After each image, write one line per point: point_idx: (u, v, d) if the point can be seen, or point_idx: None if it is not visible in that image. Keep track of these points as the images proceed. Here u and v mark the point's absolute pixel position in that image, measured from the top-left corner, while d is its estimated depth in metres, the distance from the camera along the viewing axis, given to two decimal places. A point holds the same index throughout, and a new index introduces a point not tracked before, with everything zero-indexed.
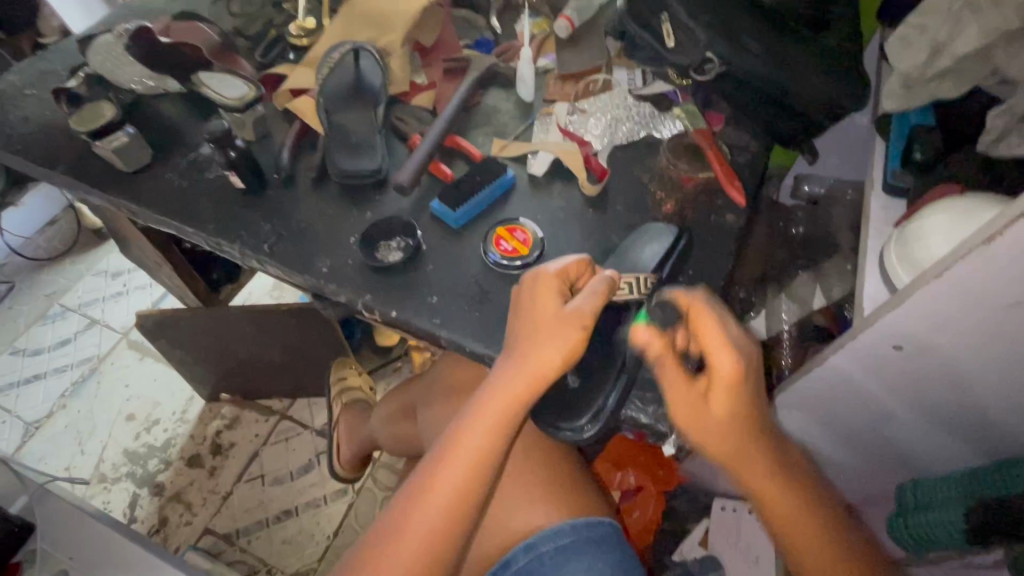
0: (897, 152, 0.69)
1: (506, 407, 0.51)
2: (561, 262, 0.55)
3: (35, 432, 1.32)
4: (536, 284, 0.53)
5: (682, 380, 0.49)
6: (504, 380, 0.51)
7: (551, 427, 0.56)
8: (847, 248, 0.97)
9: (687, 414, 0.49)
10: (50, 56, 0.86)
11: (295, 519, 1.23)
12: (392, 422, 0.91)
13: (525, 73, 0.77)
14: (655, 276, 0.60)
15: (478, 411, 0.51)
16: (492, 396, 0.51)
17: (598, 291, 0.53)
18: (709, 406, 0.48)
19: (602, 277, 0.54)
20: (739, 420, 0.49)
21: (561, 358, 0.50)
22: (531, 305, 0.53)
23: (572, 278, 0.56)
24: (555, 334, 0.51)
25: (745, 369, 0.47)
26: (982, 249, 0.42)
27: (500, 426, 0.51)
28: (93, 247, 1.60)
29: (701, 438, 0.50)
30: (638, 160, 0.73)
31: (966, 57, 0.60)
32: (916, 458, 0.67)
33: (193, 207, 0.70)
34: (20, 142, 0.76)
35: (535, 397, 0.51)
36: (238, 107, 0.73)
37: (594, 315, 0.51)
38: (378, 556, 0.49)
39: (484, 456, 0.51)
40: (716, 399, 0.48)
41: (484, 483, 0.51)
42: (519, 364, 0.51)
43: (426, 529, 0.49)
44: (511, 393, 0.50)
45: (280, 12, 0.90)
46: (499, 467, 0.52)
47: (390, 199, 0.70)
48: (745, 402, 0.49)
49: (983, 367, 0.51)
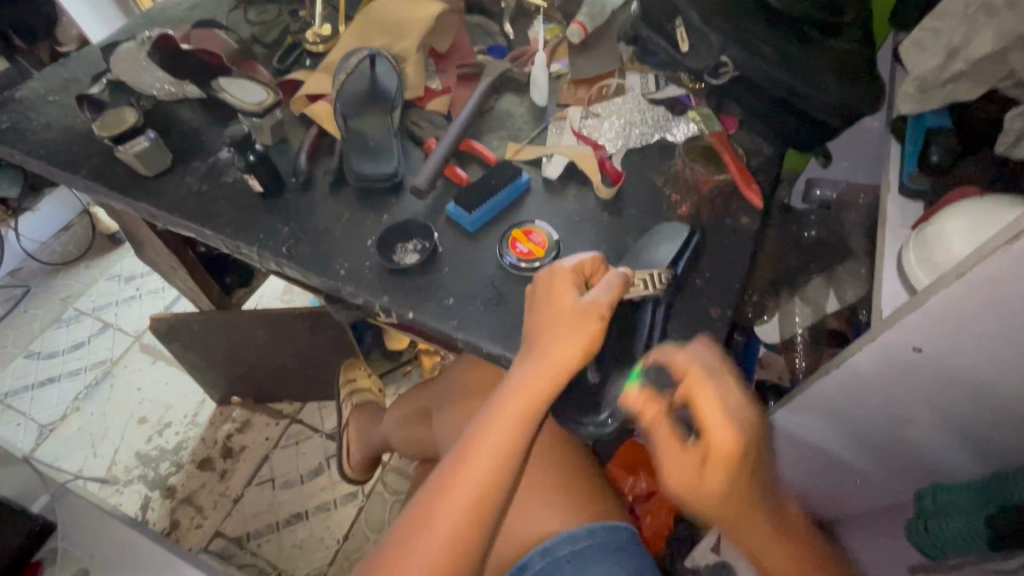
0: (914, 156, 0.68)
1: (529, 402, 0.51)
2: (577, 258, 0.56)
3: (48, 434, 1.34)
4: (554, 279, 0.54)
5: (674, 449, 0.47)
6: (525, 375, 0.51)
7: (571, 423, 0.56)
8: (861, 252, 0.97)
9: (682, 486, 0.47)
10: (72, 64, 0.88)
11: (306, 523, 1.23)
12: (406, 425, 0.91)
13: (539, 78, 0.78)
14: (672, 272, 0.61)
15: (500, 407, 0.52)
16: (514, 391, 0.51)
17: (615, 283, 0.53)
18: (703, 479, 0.46)
19: (618, 272, 0.55)
20: (735, 492, 0.46)
21: (581, 350, 0.51)
22: (550, 300, 0.54)
23: (588, 273, 0.56)
24: (575, 326, 0.51)
25: (741, 445, 0.44)
26: (1004, 250, 0.42)
27: (522, 421, 0.51)
28: (107, 251, 1.62)
29: (696, 503, 0.47)
30: (652, 163, 0.73)
31: (982, 60, 0.60)
32: (936, 462, 0.66)
33: (212, 211, 0.71)
34: (43, 147, 0.78)
35: (557, 391, 0.51)
36: (259, 112, 0.74)
37: (611, 305, 0.52)
38: (403, 553, 0.49)
39: (507, 452, 0.51)
40: (710, 473, 0.45)
41: (507, 477, 0.51)
42: (540, 356, 0.51)
43: (451, 526, 0.49)
44: (533, 387, 0.51)
45: (296, 19, 0.92)
46: (522, 463, 0.52)
47: (406, 202, 0.71)
48: (743, 476, 0.46)
49: (1004, 371, 0.51)
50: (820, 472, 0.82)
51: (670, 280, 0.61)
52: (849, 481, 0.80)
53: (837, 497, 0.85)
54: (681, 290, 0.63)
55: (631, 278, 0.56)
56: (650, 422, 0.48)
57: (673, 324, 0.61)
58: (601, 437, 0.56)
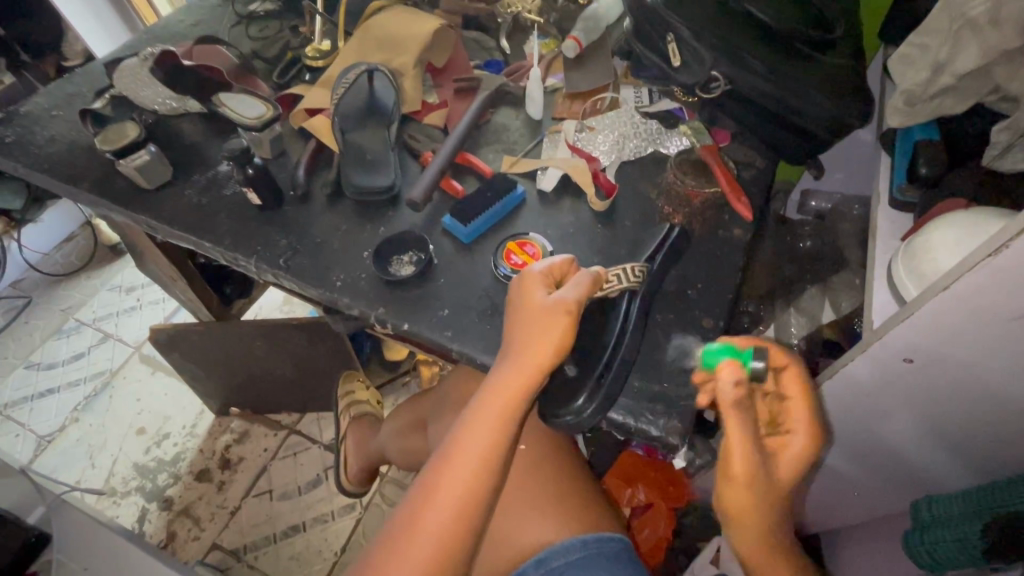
0: (903, 170, 0.69)
1: (507, 402, 0.51)
2: (546, 262, 0.57)
3: (47, 445, 1.34)
4: (523, 282, 0.55)
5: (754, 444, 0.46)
6: (502, 376, 0.52)
7: (549, 415, 0.56)
8: (855, 263, 0.97)
9: (753, 481, 0.46)
10: (76, 79, 0.89)
11: (303, 535, 1.22)
12: (402, 435, 0.91)
13: (535, 93, 0.79)
14: (646, 267, 0.62)
15: (479, 408, 0.52)
16: (491, 392, 0.52)
17: (582, 283, 0.55)
18: (778, 472, 0.48)
19: (587, 271, 0.56)
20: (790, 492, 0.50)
21: (553, 348, 0.52)
22: (520, 302, 0.55)
23: (558, 275, 0.57)
24: (544, 324, 0.52)
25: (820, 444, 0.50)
26: (989, 261, 0.42)
27: (502, 422, 0.52)
28: (108, 262, 1.64)
29: (756, 503, 0.47)
30: (645, 175, 0.74)
31: (968, 74, 0.60)
32: (929, 472, 0.67)
33: (212, 223, 0.72)
34: (46, 160, 0.79)
35: (533, 390, 0.52)
36: (256, 126, 0.75)
37: (578, 302, 0.53)
38: (389, 559, 0.49)
39: (489, 452, 0.51)
40: (790, 464, 0.49)
41: (490, 477, 0.51)
42: (514, 357, 0.52)
43: (436, 528, 0.49)
44: (510, 388, 0.51)
45: (297, 35, 0.94)
46: (504, 463, 0.52)
47: (402, 215, 0.72)
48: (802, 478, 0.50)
49: (994, 380, 0.51)
50: (816, 485, 0.82)
51: (643, 274, 0.62)
52: (844, 491, 0.80)
53: (834, 507, 0.85)
54: (673, 299, 0.64)
55: (603, 277, 0.57)
56: (741, 409, 0.45)
57: (664, 333, 0.62)
58: (580, 426, 0.55)
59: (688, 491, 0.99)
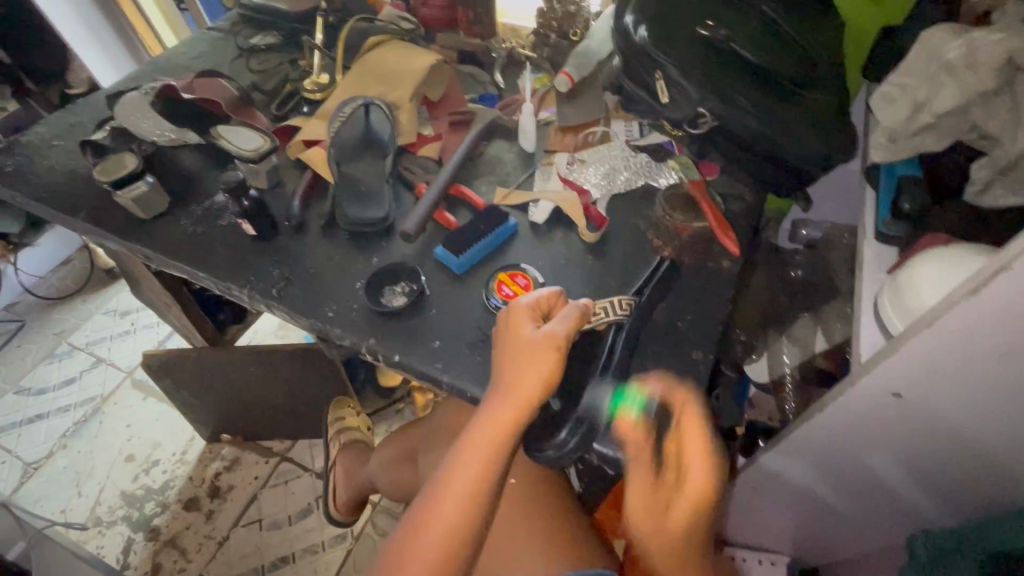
0: (888, 204, 0.69)
1: (494, 438, 0.51)
2: (534, 294, 0.58)
3: (33, 473, 1.31)
4: (511, 315, 0.56)
5: (648, 479, 0.54)
6: (490, 411, 0.52)
7: (533, 450, 0.55)
8: (846, 292, 0.98)
9: (647, 513, 0.54)
10: (79, 110, 0.91)
11: (292, 567, 1.20)
12: (393, 466, 0.89)
13: (527, 126, 0.81)
14: (635, 299, 0.63)
15: (468, 443, 0.52)
16: (478, 428, 0.51)
17: (571, 316, 0.55)
18: (669, 508, 0.53)
19: (574, 304, 0.56)
20: (693, 532, 0.54)
21: (542, 383, 0.51)
22: (509, 334, 0.55)
23: (546, 307, 0.58)
24: (534, 359, 0.52)
25: (714, 484, 0.53)
26: (969, 300, 0.43)
27: (491, 458, 0.51)
28: (104, 285, 1.64)
29: (652, 537, 0.54)
30: (635, 209, 0.75)
31: (946, 113, 0.63)
32: (920, 510, 0.66)
33: (206, 253, 0.72)
34: (45, 190, 0.80)
35: (522, 426, 0.51)
36: (255, 157, 0.76)
37: (567, 337, 0.53)
38: None
39: (477, 488, 0.51)
40: (676, 512, 0.53)
41: (479, 515, 0.51)
42: (505, 392, 0.52)
43: (425, 564, 0.49)
44: (499, 422, 0.51)
45: (296, 68, 0.96)
46: (493, 500, 0.51)
47: (395, 245, 0.72)
48: (703, 520, 0.54)
49: (981, 418, 0.51)
50: (810, 518, 0.81)
51: (631, 306, 0.62)
52: (841, 525, 0.79)
53: (830, 540, 0.84)
54: (663, 331, 0.65)
55: (591, 310, 0.57)
56: (638, 448, 0.53)
57: (655, 368, 0.62)
58: (562, 461, 0.54)
59: None
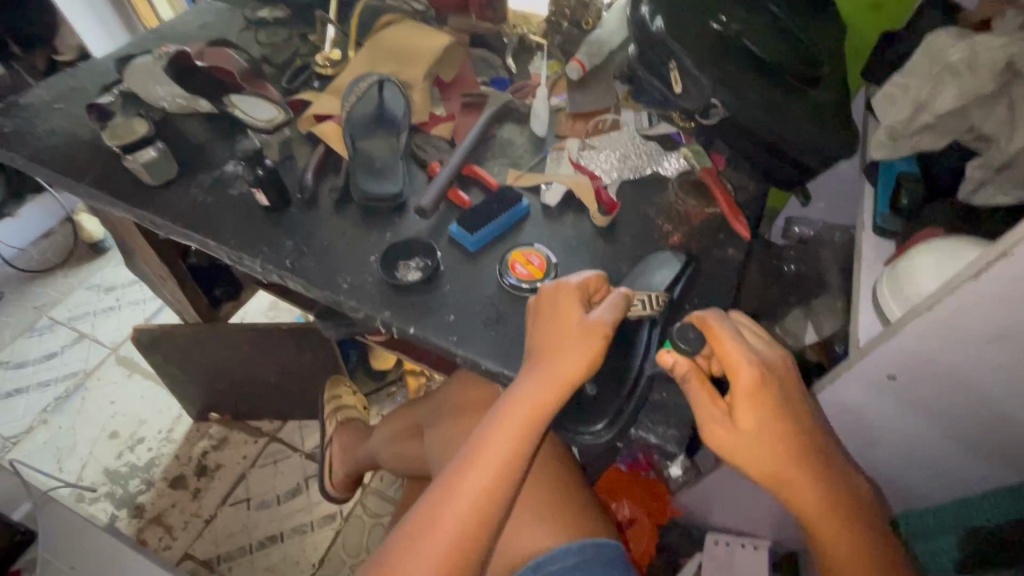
0: (885, 199, 0.72)
1: (530, 412, 0.52)
2: (582, 276, 0.58)
3: (12, 447, 1.29)
4: (559, 293, 0.56)
5: (705, 397, 0.50)
6: (531, 384, 0.53)
7: (571, 431, 0.59)
8: (835, 287, 1.02)
9: (720, 434, 0.49)
10: (80, 74, 0.89)
11: (280, 546, 1.20)
12: (396, 442, 0.91)
13: (540, 111, 0.83)
14: (667, 294, 0.64)
15: (505, 414, 0.53)
16: (515, 402, 0.53)
17: (618, 304, 0.56)
18: (737, 419, 0.49)
19: (620, 292, 0.57)
20: (777, 432, 0.48)
21: (585, 363, 0.53)
22: (556, 314, 0.56)
23: (592, 291, 0.59)
24: (579, 343, 0.53)
25: (761, 375, 0.49)
26: (969, 284, 0.46)
27: (526, 429, 0.52)
28: (90, 259, 1.60)
29: (737, 457, 0.49)
30: (644, 196, 0.77)
31: (946, 114, 0.66)
32: (909, 493, 0.69)
33: (216, 222, 0.72)
34: (45, 152, 0.78)
35: (559, 404, 0.53)
36: (269, 128, 0.79)
37: (615, 325, 0.54)
38: (408, 553, 0.51)
39: (511, 458, 0.52)
40: (740, 410, 0.49)
41: (512, 481, 0.53)
42: (547, 368, 0.53)
43: (457, 524, 0.51)
44: (539, 398, 0.52)
45: (306, 43, 0.96)
46: (526, 469, 0.54)
47: (409, 222, 0.73)
48: (775, 414, 0.49)
49: (972, 400, 0.54)
50: None
51: (666, 301, 0.63)
52: None
53: None
54: (677, 312, 0.66)
55: (632, 299, 0.59)
56: (686, 371, 0.51)
57: None
58: (596, 445, 0.59)
59: (670, 507, 1.00)
